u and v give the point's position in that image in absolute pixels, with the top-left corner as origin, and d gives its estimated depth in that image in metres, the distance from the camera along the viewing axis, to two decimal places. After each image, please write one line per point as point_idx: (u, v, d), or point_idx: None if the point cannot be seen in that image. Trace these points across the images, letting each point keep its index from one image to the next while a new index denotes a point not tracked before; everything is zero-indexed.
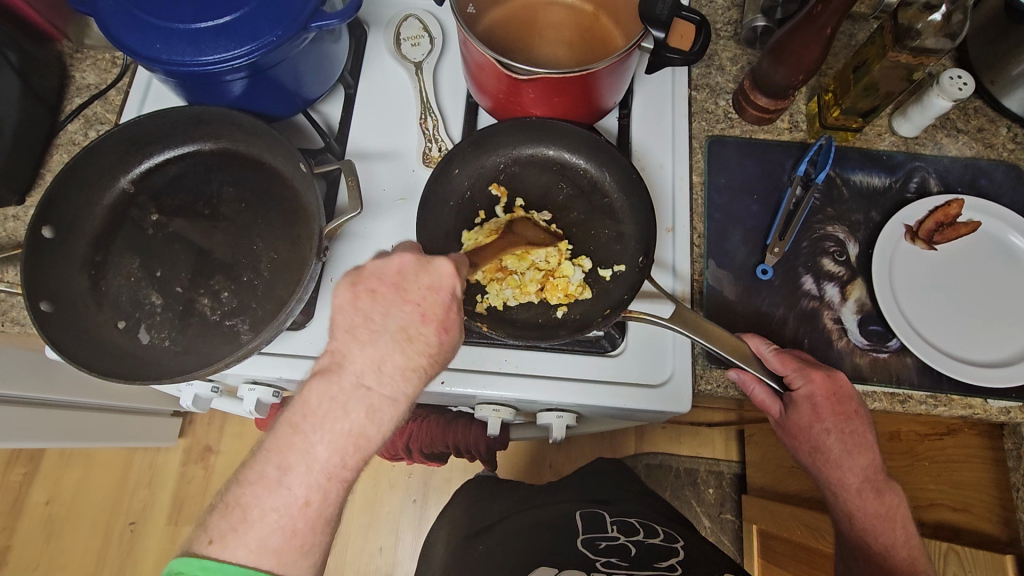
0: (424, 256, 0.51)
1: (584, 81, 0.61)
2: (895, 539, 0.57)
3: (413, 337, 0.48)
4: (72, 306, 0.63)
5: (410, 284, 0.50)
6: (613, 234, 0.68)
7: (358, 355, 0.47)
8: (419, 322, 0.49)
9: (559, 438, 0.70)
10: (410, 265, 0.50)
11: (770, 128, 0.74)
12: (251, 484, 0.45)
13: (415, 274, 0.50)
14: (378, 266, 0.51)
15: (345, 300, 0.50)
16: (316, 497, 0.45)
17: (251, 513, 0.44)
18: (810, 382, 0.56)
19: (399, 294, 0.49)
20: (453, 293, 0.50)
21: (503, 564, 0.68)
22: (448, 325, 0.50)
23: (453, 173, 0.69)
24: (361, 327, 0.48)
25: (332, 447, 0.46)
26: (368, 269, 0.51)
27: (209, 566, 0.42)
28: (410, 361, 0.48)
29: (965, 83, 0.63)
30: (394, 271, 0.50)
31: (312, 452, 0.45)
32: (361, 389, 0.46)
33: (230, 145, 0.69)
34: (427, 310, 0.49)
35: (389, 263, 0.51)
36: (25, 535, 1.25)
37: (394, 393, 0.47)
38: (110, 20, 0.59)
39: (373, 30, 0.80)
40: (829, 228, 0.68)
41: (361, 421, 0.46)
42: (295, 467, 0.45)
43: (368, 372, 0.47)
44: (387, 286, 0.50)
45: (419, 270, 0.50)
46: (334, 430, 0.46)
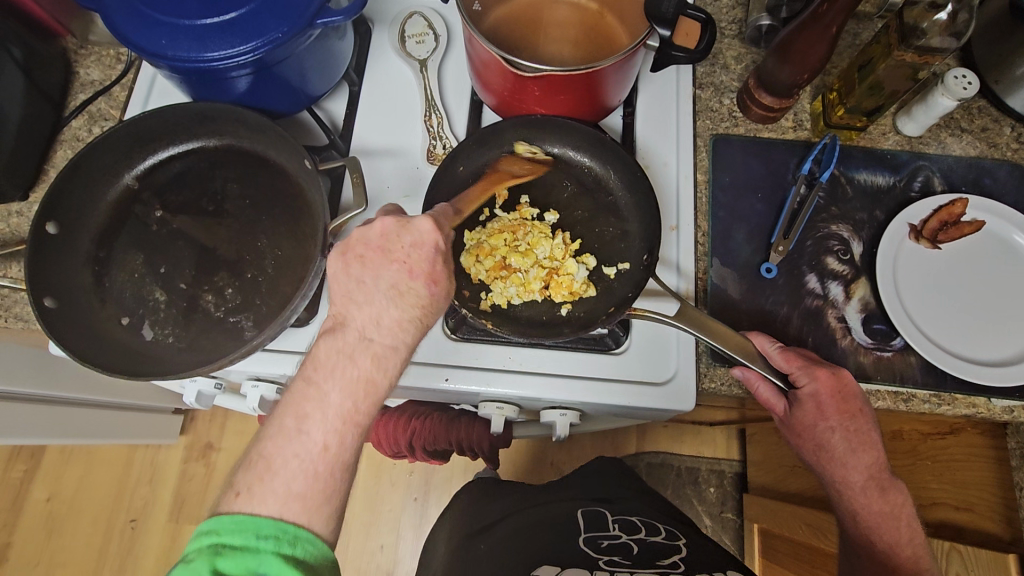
0: (403, 217, 0.52)
1: (589, 79, 0.61)
2: (899, 537, 0.57)
3: (404, 291, 0.50)
4: (76, 302, 0.63)
5: (394, 245, 0.51)
6: (617, 232, 0.68)
7: (358, 315, 0.49)
8: (408, 278, 0.50)
9: (563, 436, 0.70)
10: (391, 228, 0.51)
11: (774, 127, 0.74)
12: (271, 437, 0.45)
13: (397, 235, 0.51)
14: (362, 233, 0.52)
15: (338, 269, 0.51)
16: (334, 441, 0.45)
17: (274, 463, 0.44)
18: (815, 381, 0.57)
19: (385, 256, 0.51)
20: (437, 246, 0.51)
21: (506, 561, 0.68)
22: (436, 277, 0.51)
23: (457, 170, 0.70)
24: (356, 290, 0.50)
25: (345, 391, 0.46)
26: (354, 237, 0.52)
27: (240, 518, 0.41)
28: (405, 313, 0.49)
29: (970, 82, 0.63)
30: (378, 235, 0.51)
31: (327, 398, 0.46)
32: (364, 341, 0.48)
33: (235, 141, 0.69)
34: (414, 265, 0.51)
35: (372, 228, 0.51)
36: (26, 531, 1.25)
37: (394, 342, 0.49)
38: (116, 15, 0.59)
39: (378, 27, 0.79)
40: (833, 227, 0.69)
41: (369, 367, 0.48)
42: (312, 414, 0.45)
43: (369, 326, 0.48)
44: (374, 251, 0.51)
45: (402, 229, 0.51)
46: (345, 377, 0.47)
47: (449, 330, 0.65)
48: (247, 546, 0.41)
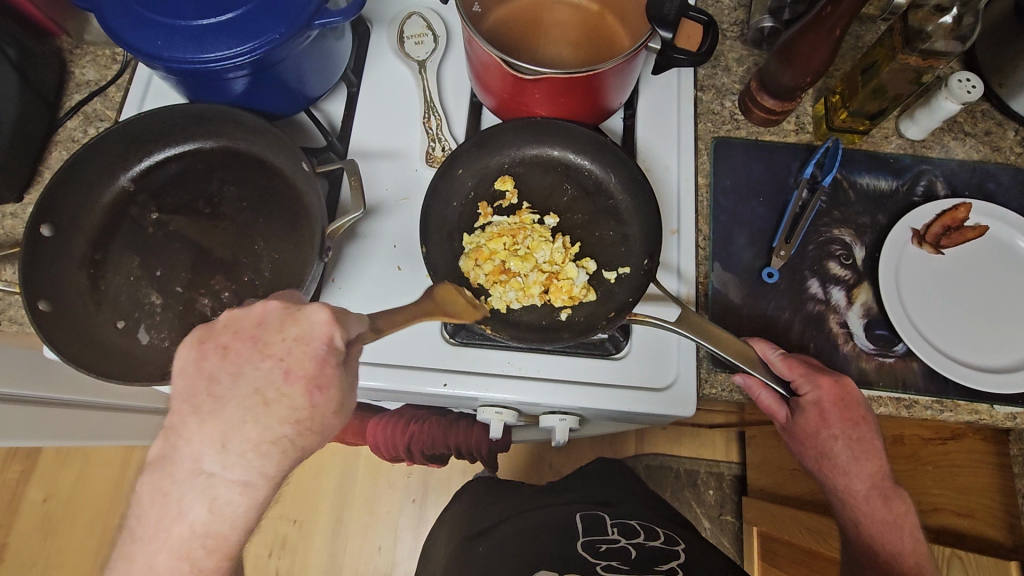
0: (293, 306, 0.46)
1: (591, 81, 0.61)
2: (903, 546, 0.56)
3: (272, 400, 0.42)
4: (70, 305, 0.63)
5: (272, 337, 0.44)
6: (618, 236, 0.67)
7: (196, 433, 0.41)
8: (281, 382, 0.43)
9: (563, 441, 0.69)
10: (274, 316, 0.45)
11: (776, 130, 0.74)
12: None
13: (279, 325, 0.45)
14: (237, 319, 0.45)
15: (194, 362, 0.44)
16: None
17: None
18: (817, 388, 0.56)
19: (258, 350, 0.43)
20: (328, 343, 0.44)
21: (503, 566, 0.68)
22: (320, 382, 0.43)
23: (456, 173, 0.69)
24: (204, 395, 0.42)
25: (174, 554, 0.40)
26: (225, 323, 0.45)
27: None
28: (266, 432, 0.41)
29: (974, 86, 0.63)
30: (254, 323, 0.45)
31: (153, 563, 0.40)
32: (201, 477, 0.40)
33: (232, 143, 0.68)
34: (292, 365, 0.43)
35: (249, 315, 0.45)
36: (22, 533, 1.25)
37: (245, 475, 0.41)
38: (111, 16, 0.59)
39: (376, 27, 0.79)
40: (835, 231, 0.68)
41: (202, 518, 0.40)
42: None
43: (207, 454, 0.40)
44: (244, 342, 0.44)
45: (287, 320, 0.45)
46: (171, 537, 0.40)
47: (448, 334, 0.65)
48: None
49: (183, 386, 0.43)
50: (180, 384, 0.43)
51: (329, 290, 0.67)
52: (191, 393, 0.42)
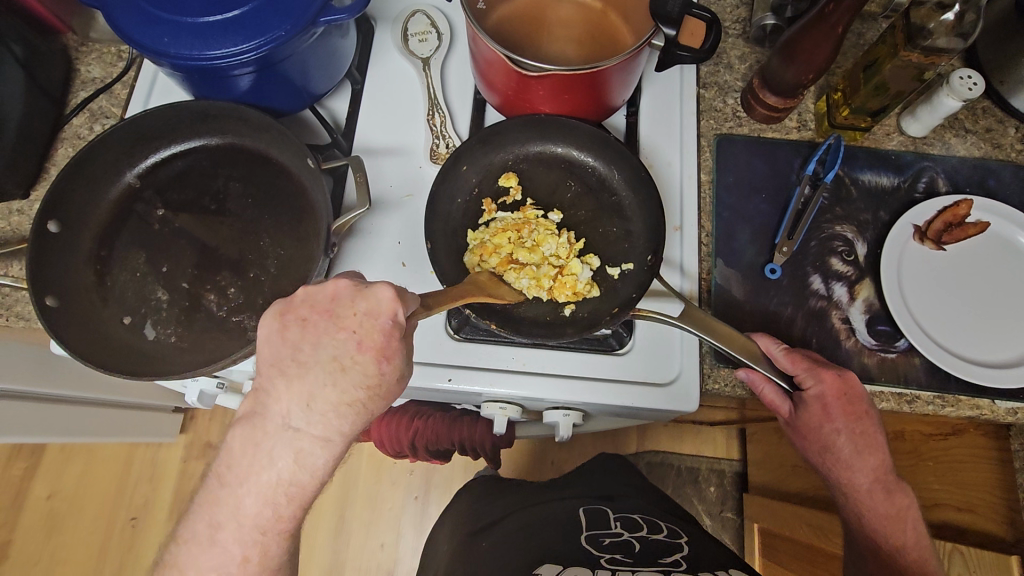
0: (362, 282, 0.46)
1: (595, 79, 0.61)
2: (905, 539, 0.57)
3: (347, 367, 0.43)
4: (77, 301, 0.63)
5: (344, 311, 0.44)
6: (621, 232, 0.68)
7: (284, 393, 0.43)
8: (354, 351, 0.44)
9: (566, 436, 0.70)
10: (346, 291, 0.45)
11: (778, 127, 0.74)
12: (187, 543, 0.44)
13: (350, 300, 0.45)
14: (312, 292, 0.46)
15: (274, 332, 0.45)
16: (255, 552, 0.44)
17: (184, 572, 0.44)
18: (821, 382, 0.56)
19: (333, 322, 0.44)
20: (393, 318, 0.45)
21: (508, 559, 0.68)
22: (389, 354, 0.45)
23: (461, 170, 0.69)
24: (289, 360, 0.44)
25: (262, 500, 0.43)
26: (301, 296, 0.46)
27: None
28: (344, 395, 0.43)
29: (975, 83, 0.63)
30: (328, 297, 0.45)
31: (241, 506, 0.43)
32: (288, 431, 0.43)
33: (236, 140, 0.69)
34: (364, 338, 0.44)
35: (322, 289, 0.46)
36: (25, 530, 1.25)
37: (326, 432, 0.43)
38: (118, 13, 0.59)
39: (380, 25, 0.79)
40: (837, 228, 0.68)
41: (289, 467, 0.43)
42: (226, 522, 0.44)
43: (294, 411, 0.43)
44: (320, 314, 0.45)
45: (356, 295, 0.45)
46: (259, 483, 0.43)
47: (452, 330, 0.66)
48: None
49: (269, 354, 0.45)
50: (266, 350, 0.45)
51: None
52: (277, 358, 0.44)
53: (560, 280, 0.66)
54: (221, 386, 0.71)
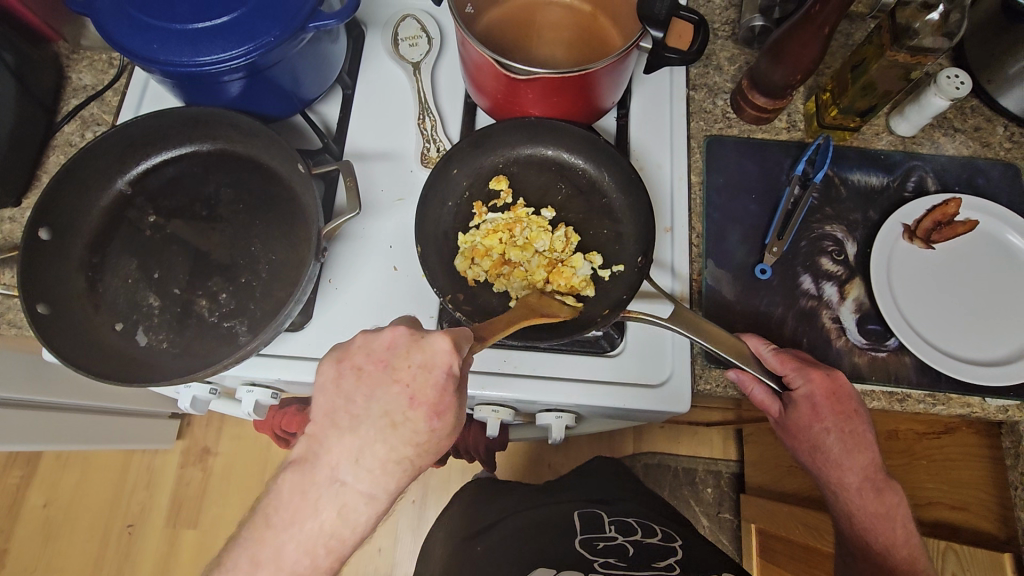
0: (418, 333, 0.50)
1: (583, 81, 0.61)
2: (894, 537, 0.57)
3: (398, 423, 0.47)
4: (69, 307, 0.63)
5: (399, 362, 0.48)
6: (612, 234, 0.68)
7: (336, 446, 0.46)
8: (407, 407, 0.47)
9: (559, 438, 0.70)
10: (403, 341, 0.49)
11: (768, 127, 0.74)
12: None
13: (407, 351, 0.49)
14: (369, 342, 0.50)
15: (331, 377, 0.49)
16: None
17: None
18: (809, 382, 0.56)
19: (388, 373, 0.48)
20: (448, 370, 0.48)
21: (501, 564, 0.68)
22: (440, 409, 0.48)
23: (451, 173, 0.70)
24: (342, 411, 0.48)
25: (302, 548, 0.45)
26: (357, 344, 0.50)
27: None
28: (393, 453, 0.46)
29: (962, 82, 0.64)
30: (385, 347, 0.49)
31: (281, 552, 0.45)
32: (335, 483, 0.46)
33: (228, 145, 0.69)
34: (416, 391, 0.48)
35: (380, 337, 0.50)
36: (22, 538, 1.25)
37: (372, 488, 0.46)
38: (108, 20, 0.59)
39: (371, 30, 0.80)
40: (827, 227, 0.69)
41: (332, 519, 0.45)
42: (265, 564, 0.45)
43: (344, 465, 0.46)
44: (374, 364, 0.49)
45: (413, 346, 0.49)
46: (303, 530, 0.45)
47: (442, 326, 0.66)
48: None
49: (323, 402, 0.48)
50: (321, 397, 0.49)
51: (324, 290, 0.67)
52: (331, 407, 0.48)
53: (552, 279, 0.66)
54: (215, 391, 0.72)
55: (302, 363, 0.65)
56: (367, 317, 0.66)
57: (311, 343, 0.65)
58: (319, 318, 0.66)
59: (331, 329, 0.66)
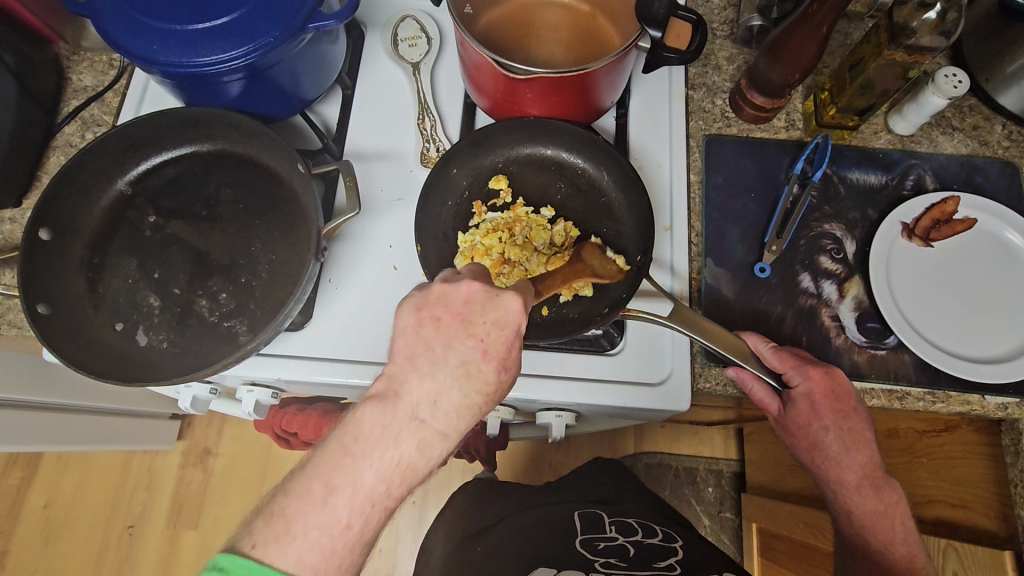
0: (493, 289, 0.50)
1: (582, 81, 0.61)
2: (893, 534, 0.57)
3: (472, 372, 0.47)
4: (70, 307, 0.63)
5: (477, 317, 0.48)
6: (611, 233, 0.68)
7: (415, 386, 0.46)
8: (481, 359, 0.48)
9: (559, 437, 0.70)
10: (478, 296, 0.49)
11: (766, 127, 0.75)
12: (297, 497, 0.44)
13: (482, 307, 0.49)
14: (446, 292, 0.50)
15: (410, 324, 0.49)
16: (359, 520, 0.44)
17: (294, 526, 0.43)
18: (809, 380, 0.57)
19: (464, 326, 0.48)
20: (519, 329, 0.49)
21: (503, 564, 0.68)
22: (508, 364, 0.49)
23: (451, 172, 0.70)
24: (422, 356, 0.47)
25: (380, 475, 0.45)
26: (436, 294, 0.50)
27: (253, 568, 0.41)
28: (466, 399, 0.47)
29: (960, 80, 0.64)
30: (461, 300, 0.49)
31: (360, 478, 0.44)
32: (414, 421, 0.46)
33: (228, 146, 0.69)
34: (489, 347, 0.48)
35: (457, 290, 0.50)
36: (22, 539, 1.25)
37: (447, 427, 0.46)
38: (108, 22, 0.59)
39: (370, 31, 0.80)
40: (826, 226, 0.69)
41: (411, 451, 0.45)
42: (342, 486, 0.44)
43: (423, 405, 0.46)
44: (452, 315, 0.49)
45: (489, 303, 0.49)
46: (384, 458, 0.45)
47: None
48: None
49: (404, 345, 0.48)
50: (399, 341, 0.48)
51: (324, 290, 0.68)
52: (411, 351, 0.48)
53: (584, 257, 0.65)
54: (215, 391, 0.72)
55: (302, 363, 0.65)
56: (368, 317, 0.67)
57: (311, 342, 0.66)
58: (320, 317, 0.66)
59: (331, 328, 0.66)
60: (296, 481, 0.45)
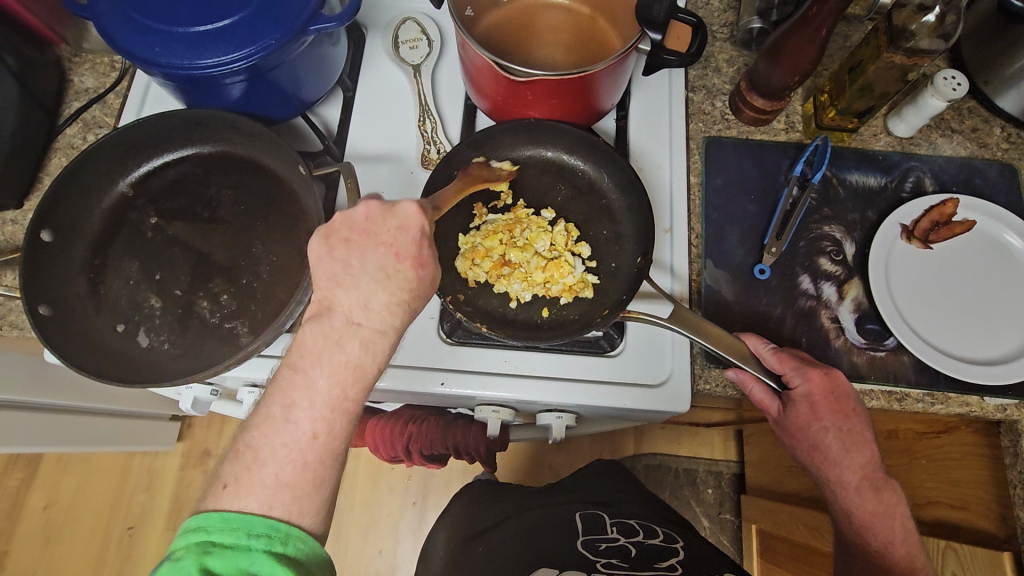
0: (388, 201, 0.50)
1: (582, 83, 0.62)
2: (893, 536, 0.57)
3: (391, 276, 0.48)
4: (72, 309, 0.63)
5: (379, 228, 0.49)
6: (611, 234, 0.68)
7: (344, 299, 0.47)
8: (394, 262, 0.48)
9: (560, 438, 0.70)
10: (376, 211, 0.49)
11: (766, 129, 0.75)
12: (259, 426, 0.45)
13: (382, 218, 0.49)
14: (345, 216, 0.50)
15: (320, 253, 0.49)
16: (323, 428, 0.45)
17: (262, 452, 0.44)
18: (808, 381, 0.57)
19: (371, 239, 0.49)
20: (423, 230, 0.50)
21: (503, 564, 0.68)
22: (423, 261, 0.49)
23: (451, 175, 0.70)
24: (341, 274, 0.48)
25: (333, 378, 0.46)
26: (337, 219, 0.50)
27: (229, 516, 0.41)
28: (394, 298, 0.48)
29: (959, 83, 0.64)
30: (362, 218, 0.49)
31: (315, 386, 0.45)
32: (352, 326, 0.47)
33: (230, 148, 0.69)
34: (399, 249, 0.49)
35: (356, 210, 0.50)
36: (22, 540, 1.25)
37: (384, 324, 0.48)
38: (111, 24, 0.60)
39: (371, 33, 0.80)
40: (825, 228, 0.69)
41: (357, 352, 0.47)
42: (300, 401, 0.45)
43: (356, 310, 0.47)
44: (358, 234, 0.49)
45: (387, 212, 0.49)
46: (334, 362, 0.46)
47: (444, 334, 0.66)
48: (238, 546, 0.41)
49: (321, 271, 0.49)
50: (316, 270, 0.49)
51: None
52: (331, 274, 0.49)
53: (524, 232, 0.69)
54: (217, 392, 0.72)
55: None
56: None
57: None
58: None
59: None
60: (253, 421, 0.45)
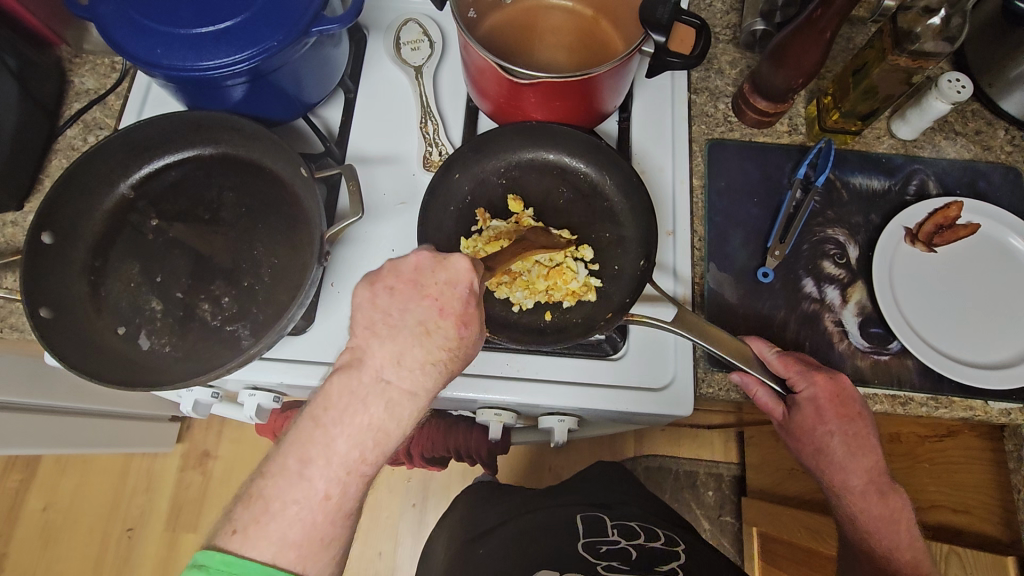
0: (440, 252, 0.51)
1: (585, 85, 0.61)
2: (898, 541, 0.57)
3: (431, 331, 0.49)
4: (72, 312, 0.63)
5: (427, 279, 0.50)
6: (613, 237, 0.68)
7: (378, 351, 0.48)
8: (438, 317, 0.49)
9: (562, 441, 0.70)
10: (427, 261, 0.51)
11: (769, 131, 0.75)
12: (274, 476, 0.46)
13: (432, 270, 0.51)
14: (395, 263, 0.51)
15: (364, 298, 0.50)
16: (336, 491, 0.45)
17: (272, 506, 0.44)
18: (813, 385, 0.57)
19: (417, 289, 0.50)
20: (471, 287, 0.50)
21: (503, 567, 0.68)
22: (468, 320, 0.50)
23: (453, 178, 0.69)
24: (380, 322, 0.49)
25: (352, 441, 0.46)
26: (385, 267, 0.51)
27: (231, 562, 0.42)
28: (430, 355, 0.49)
29: (963, 85, 0.64)
30: (412, 267, 0.51)
31: (333, 446, 0.46)
32: (380, 383, 0.47)
33: (230, 149, 0.69)
34: (444, 304, 0.50)
35: (405, 259, 0.51)
36: (21, 542, 1.25)
37: (414, 387, 0.48)
38: (112, 26, 0.59)
39: (373, 34, 0.80)
40: (828, 231, 0.69)
41: (381, 414, 0.47)
42: (315, 459, 0.46)
43: (386, 366, 0.48)
44: (405, 283, 0.50)
45: (437, 264, 0.51)
46: (354, 424, 0.46)
47: None
48: None
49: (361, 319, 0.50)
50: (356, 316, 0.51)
51: (326, 293, 0.67)
52: (369, 322, 0.49)
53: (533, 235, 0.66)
54: (217, 395, 0.72)
55: (304, 367, 0.65)
56: None
57: (312, 346, 0.65)
58: (321, 322, 0.66)
59: (333, 332, 0.66)
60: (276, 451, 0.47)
